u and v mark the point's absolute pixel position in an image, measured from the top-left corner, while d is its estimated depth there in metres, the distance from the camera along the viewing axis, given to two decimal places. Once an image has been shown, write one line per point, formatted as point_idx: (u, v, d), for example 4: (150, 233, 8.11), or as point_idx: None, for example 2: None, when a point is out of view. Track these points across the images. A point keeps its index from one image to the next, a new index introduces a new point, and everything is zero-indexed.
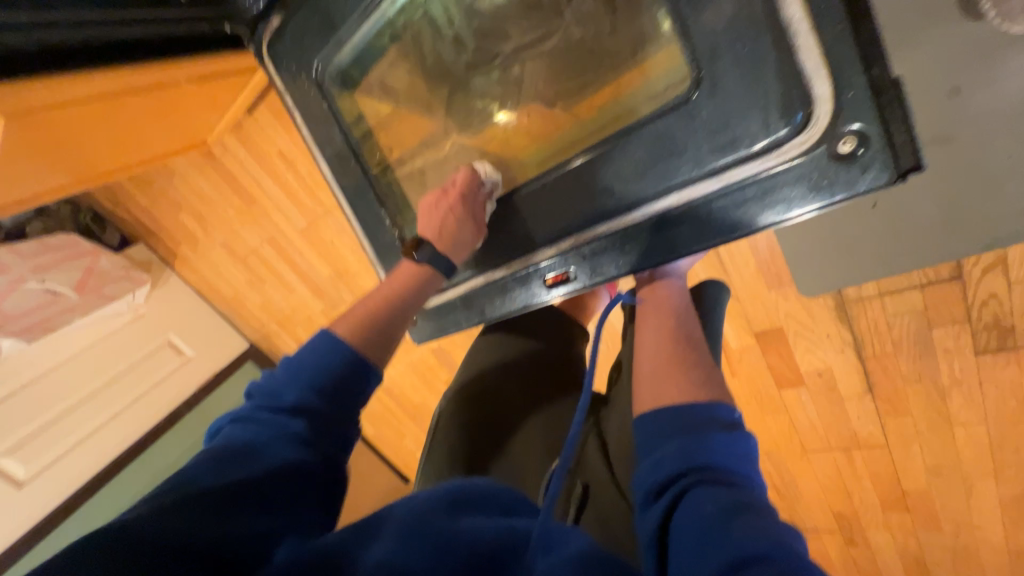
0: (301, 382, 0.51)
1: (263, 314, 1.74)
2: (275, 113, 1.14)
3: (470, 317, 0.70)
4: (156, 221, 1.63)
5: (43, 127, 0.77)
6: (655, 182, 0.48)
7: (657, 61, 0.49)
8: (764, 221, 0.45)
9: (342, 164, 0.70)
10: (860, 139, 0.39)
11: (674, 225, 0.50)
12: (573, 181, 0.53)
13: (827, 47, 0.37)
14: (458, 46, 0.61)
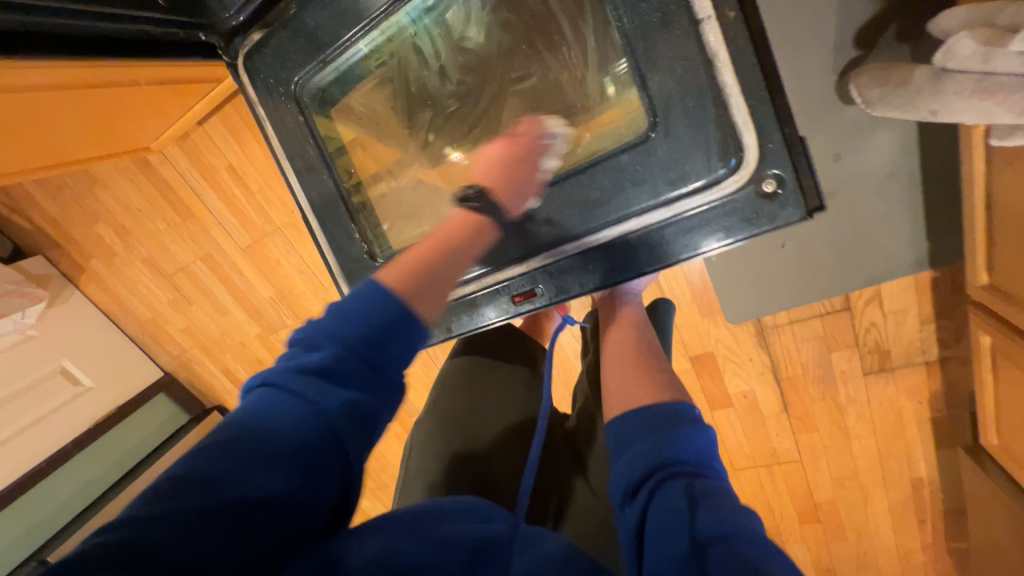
0: (339, 335, 0.41)
1: (186, 339, 1.58)
2: (229, 127, 1.10)
3: (435, 333, 0.71)
4: (63, 232, 1.45)
5: None
6: (617, 209, 0.55)
7: (614, 108, 0.57)
8: (707, 246, 0.53)
9: (311, 179, 0.69)
10: (779, 182, 0.49)
11: (632, 247, 0.56)
12: (542, 205, 0.59)
13: (753, 108, 0.47)
14: (442, 77, 0.67)
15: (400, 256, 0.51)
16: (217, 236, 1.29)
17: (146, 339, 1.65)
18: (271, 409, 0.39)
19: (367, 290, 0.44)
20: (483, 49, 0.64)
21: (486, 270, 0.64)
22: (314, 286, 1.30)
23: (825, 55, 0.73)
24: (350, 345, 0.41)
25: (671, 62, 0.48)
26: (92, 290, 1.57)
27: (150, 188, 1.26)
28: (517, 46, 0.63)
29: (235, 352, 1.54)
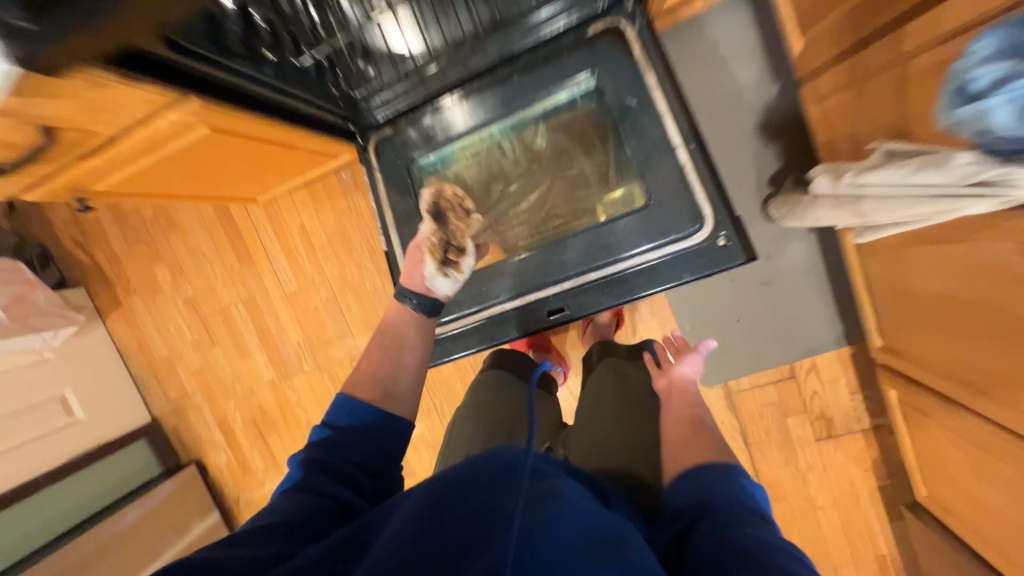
0: (332, 444, 0.66)
1: (195, 381, 1.63)
2: (312, 197, 1.38)
3: (480, 341, 0.91)
4: (117, 270, 1.60)
5: (182, 176, 0.88)
6: (625, 249, 0.82)
7: (620, 188, 0.86)
8: (686, 276, 0.80)
9: (404, 220, 0.95)
10: (728, 238, 0.78)
11: (636, 276, 0.82)
12: (572, 245, 0.85)
13: (709, 193, 0.79)
14: (511, 164, 0.96)
15: (358, 361, 0.77)
16: (267, 282, 1.48)
17: (149, 381, 1.67)
18: (286, 495, 0.58)
19: (344, 410, 0.70)
20: (539, 150, 0.95)
21: (530, 290, 0.87)
22: (343, 333, 1.45)
23: (754, 189, 1.11)
24: (338, 450, 0.65)
25: (661, 165, 0.81)
26: (116, 326, 1.65)
27: (219, 238, 1.48)
28: (563, 151, 0.94)
29: (242, 397, 1.60)
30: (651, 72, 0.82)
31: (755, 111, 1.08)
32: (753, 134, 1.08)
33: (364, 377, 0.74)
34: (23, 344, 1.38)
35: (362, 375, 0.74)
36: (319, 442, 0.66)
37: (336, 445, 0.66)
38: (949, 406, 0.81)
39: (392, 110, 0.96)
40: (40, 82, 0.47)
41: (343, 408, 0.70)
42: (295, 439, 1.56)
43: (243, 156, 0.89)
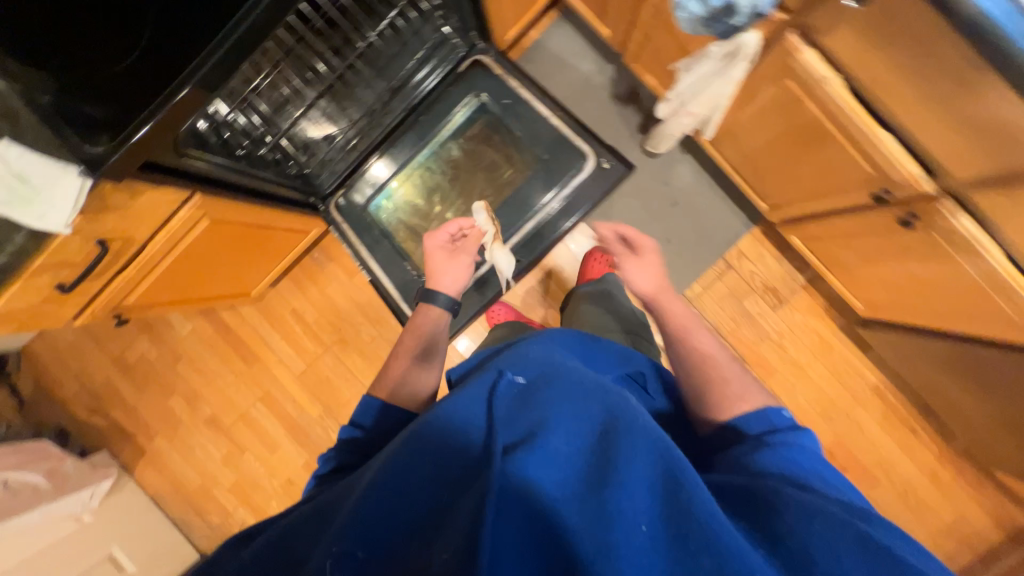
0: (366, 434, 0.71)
1: (234, 498, 1.67)
2: (296, 283, 1.59)
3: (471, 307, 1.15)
4: (136, 419, 1.69)
5: (193, 269, 1.05)
6: (544, 196, 1.10)
7: (523, 160, 1.13)
8: (592, 195, 1.08)
9: (377, 248, 1.18)
10: (608, 159, 1.07)
11: (560, 211, 1.09)
12: (506, 211, 1.12)
13: (582, 136, 1.08)
14: (439, 179, 1.22)
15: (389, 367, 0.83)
16: (278, 372, 1.62)
17: (189, 517, 1.69)
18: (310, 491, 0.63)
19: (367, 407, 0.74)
20: (455, 160, 1.21)
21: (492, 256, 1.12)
22: (358, 390, 1.59)
23: (632, 140, 1.42)
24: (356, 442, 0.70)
25: (542, 131, 1.10)
26: (147, 475, 1.70)
27: (225, 350, 1.63)
28: (473, 154, 1.20)
29: (283, 493, 1.64)
30: (510, 77, 1.13)
31: (607, 87, 1.42)
32: (612, 103, 1.42)
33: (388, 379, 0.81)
34: (65, 508, 1.39)
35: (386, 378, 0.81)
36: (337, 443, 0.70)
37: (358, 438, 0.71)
38: (821, 218, 1.07)
39: (338, 174, 1.24)
40: (111, 188, 0.69)
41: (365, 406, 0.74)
42: None
43: (240, 239, 1.09)
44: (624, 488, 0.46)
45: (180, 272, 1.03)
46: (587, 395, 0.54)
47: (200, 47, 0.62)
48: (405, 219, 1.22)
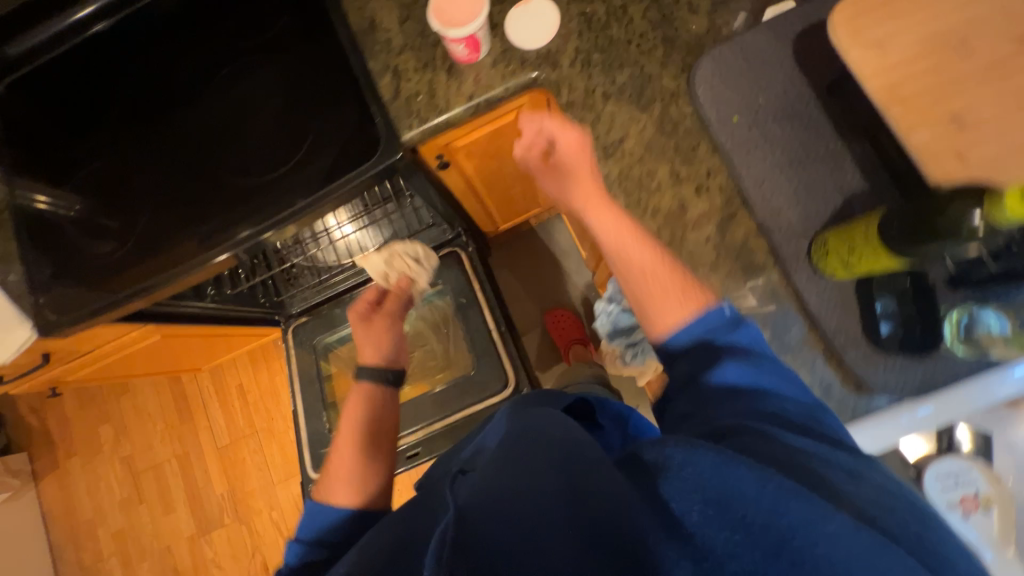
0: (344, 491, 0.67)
1: (110, 545, 1.69)
2: (251, 361, 1.68)
3: None
4: (64, 431, 1.76)
5: (131, 361, 1.15)
6: (454, 405, 1.11)
7: (457, 367, 1.19)
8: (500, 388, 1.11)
9: (304, 390, 1.22)
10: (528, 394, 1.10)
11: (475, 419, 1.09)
12: (440, 417, 1.10)
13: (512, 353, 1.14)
14: None
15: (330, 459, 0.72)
16: (203, 438, 1.68)
17: (64, 546, 1.70)
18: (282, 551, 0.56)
19: (321, 516, 0.64)
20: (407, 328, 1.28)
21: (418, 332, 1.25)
22: (264, 482, 1.63)
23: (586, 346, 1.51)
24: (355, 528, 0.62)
25: (482, 344, 1.15)
26: (48, 489, 1.74)
27: (166, 398, 1.71)
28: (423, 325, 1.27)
29: (154, 561, 1.65)
30: (475, 282, 1.21)
31: (579, 287, 1.53)
32: (579, 304, 1.52)
33: (335, 480, 0.68)
34: None
35: (337, 477, 0.69)
36: (324, 544, 0.60)
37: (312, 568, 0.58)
38: None
39: (308, 303, 1.31)
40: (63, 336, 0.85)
41: (327, 516, 0.63)
42: None
43: (186, 341, 1.19)
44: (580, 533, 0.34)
45: (114, 365, 1.12)
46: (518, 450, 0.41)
47: None
48: (338, 362, 1.28)
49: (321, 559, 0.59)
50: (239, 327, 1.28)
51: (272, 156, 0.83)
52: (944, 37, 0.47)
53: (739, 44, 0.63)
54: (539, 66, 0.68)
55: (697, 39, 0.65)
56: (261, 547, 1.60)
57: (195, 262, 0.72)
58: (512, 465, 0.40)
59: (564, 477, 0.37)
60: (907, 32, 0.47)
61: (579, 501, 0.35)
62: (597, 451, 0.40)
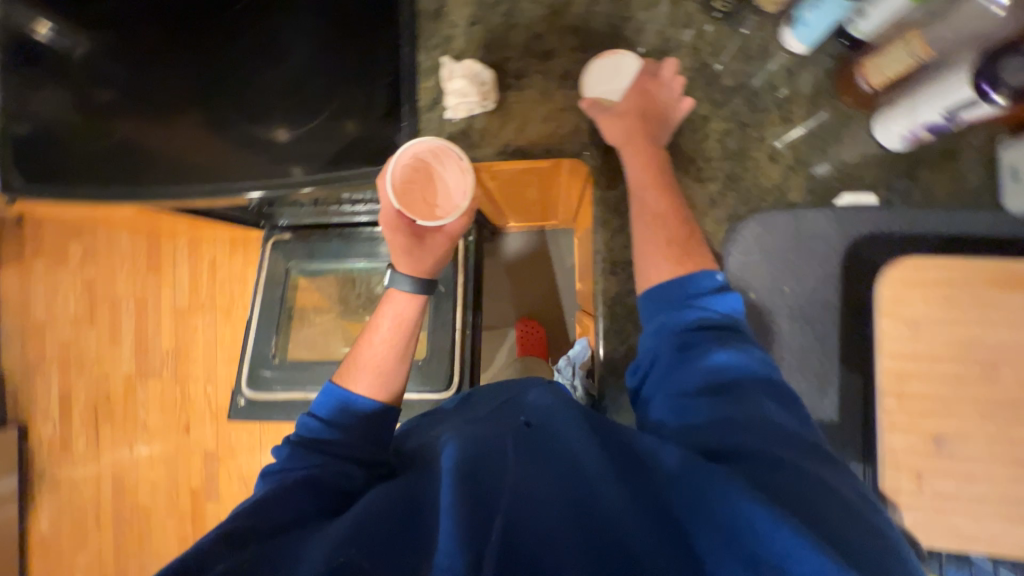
0: (328, 429, 0.69)
1: (53, 350, 1.78)
2: (231, 242, 1.69)
3: (291, 411, 1.19)
4: (35, 228, 1.77)
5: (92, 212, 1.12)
6: None
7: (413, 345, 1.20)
8: (442, 386, 1.13)
9: (266, 308, 1.25)
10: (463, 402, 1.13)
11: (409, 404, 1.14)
12: None
13: (466, 359, 1.16)
14: (360, 292, 1.29)
15: (345, 368, 0.78)
16: (164, 292, 1.72)
17: (13, 336, 1.79)
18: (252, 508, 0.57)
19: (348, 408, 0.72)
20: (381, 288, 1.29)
21: None
22: (208, 357, 1.70)
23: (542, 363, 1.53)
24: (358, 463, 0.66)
25: (441, 339, 1.15)
26: (8, 276, 1.79)
27: (140, 243, 1.72)
28: None
29: (89, 381, 1.76)
30: (460, 276, 1.19)
31: (559, 309, 1.52)
32: (554, 323, 1.51)
33: (359, 370, 0.75)
34: None
35: (361, 370, 0.76)
36: (316, 479, 0.62)
37: (326, 486, 0.62)
38: None
39: (295, 221, 1.30)
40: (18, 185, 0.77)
41: (349, 408, 0.71)
42: (128, 433, 1.73)
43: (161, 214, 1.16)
44: (585, 505, 0.47)
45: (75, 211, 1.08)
46: (529, 449, 0.53)
47: (127, 174, 0.70)
48: (308, 291, 1.31)
49: (335, 437, 0.68)
50: (217, 217, 1.25)
51: (273, 75, 0.69)
52: (966, 347, 0.56)
53: (801, 221, 0.59)
54: (592, 146, 0.62)
55: (763, 190, 0.60)
56: (189, 410, 1.71)
57: (168, 196, 0.69)
58: (539, 461, 0.51)
59: (565, 470, 0.50)
60: (942, 330, 0.56)
61: (580, 485, 0.49)
62: (578, 435, 0.53)
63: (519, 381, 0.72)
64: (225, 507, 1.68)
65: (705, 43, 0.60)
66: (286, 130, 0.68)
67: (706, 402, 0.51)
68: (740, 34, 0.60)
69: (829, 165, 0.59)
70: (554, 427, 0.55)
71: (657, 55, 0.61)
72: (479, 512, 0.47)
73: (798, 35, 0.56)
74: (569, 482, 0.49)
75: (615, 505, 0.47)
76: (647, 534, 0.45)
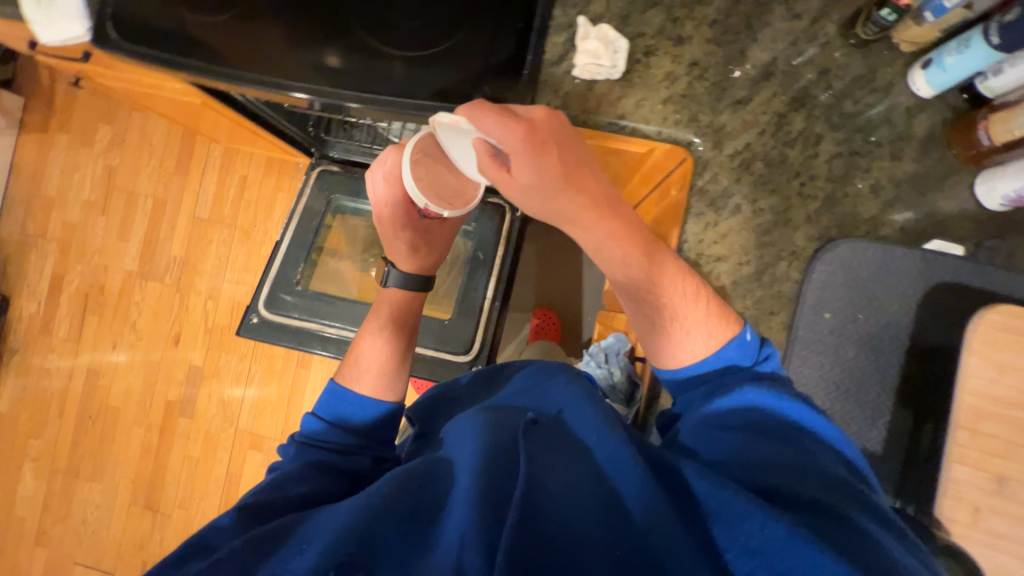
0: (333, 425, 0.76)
1: (55, 230, 1.71)
2: (268, 165, 1.66)
3: (304, 341, 1.17)
4: (67, 104, 1.71)
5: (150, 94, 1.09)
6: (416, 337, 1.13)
7: (440, 304, 1.19)
8: (463, 350, 1.13)
9: (300, 235, 1.22)
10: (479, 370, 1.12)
11: (427, 359, 1.13)
12: None
13: (491, 329, 1.15)
14: None
15: (347, 368, 0.84)
16: (186, 198, 1.68)
17: (17, 207, 1.72)
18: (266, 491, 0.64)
19: (348, 404, 0.78)
20: None
21: None
22: (216, 273, 1.66)
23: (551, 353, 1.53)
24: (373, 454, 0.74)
25: (470, 303, 1.15)
26: (26, 146, 1.72)
27: (173, 143, 1.68)
28: None
29: (87, 271, 1.70)
30: (501, 247, 1.18)
31: (580, 304, 1.52)
32: (572, 317, 1.52)
33: (360, 369, 0.82)
34: None
35: (361, 368, 0.82)
36: (325, 469, 0.69)
37: (333, 470, 0.70)
38: None
39: (347, 156, 1.28)
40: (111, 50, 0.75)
41: (350, 403, 0.78)
42: (113, 332, 1.68)
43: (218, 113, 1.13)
44: (599, 510, 0.51)
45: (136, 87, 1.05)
46: (554, 447, 0.57)
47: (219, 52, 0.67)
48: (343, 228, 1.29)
49: (337, 432, 0.75)
50: (271, 131, 1.22)
51: None
52: None
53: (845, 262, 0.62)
54: (704, 134, 0.63)
55: (858, 219, 0.63)
56: (183, 322, 1.66)
57: (266, 84, 0.67)
58: (557, 457, 0.56)
59: (587, 475, 0.54)
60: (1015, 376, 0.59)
61: (603, 492, 0.53)
62: (600, 439, 0.57)
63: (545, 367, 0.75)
64: (198, 426, 1.64)
65: (840, 64, 0.62)
66: (387, 47, 0.66)
67: (725, 439, 0.56)
68: (872, 63, 0.62)
69: (909, 215, 0.63)
70: (579, 433, 0.59)
71: (786, 65, 0.62)
72: (498, 504, 0.50)
73: (930, 78, 0.59)
74: (589, 488, 0.53)
75: (638, 512, 0.50)
76: (674, 539, 0.47)
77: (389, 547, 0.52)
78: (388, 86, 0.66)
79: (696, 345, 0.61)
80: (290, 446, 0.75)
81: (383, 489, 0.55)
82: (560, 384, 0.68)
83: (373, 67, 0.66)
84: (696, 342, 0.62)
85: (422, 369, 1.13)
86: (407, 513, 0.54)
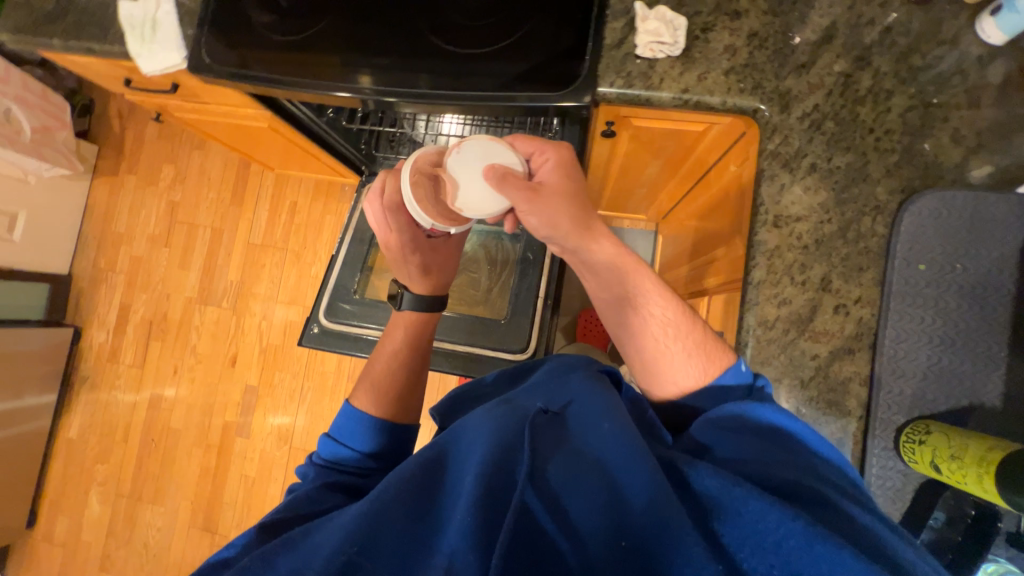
0: (346, 447, 0.74)
1: (122, 264, 1.83)
2: (316, 189, 1.75)
3: (363, 349, 1.20)
4: (136, 148, 1.87)
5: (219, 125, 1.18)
6: (472, 337, 1.15)
7: (493, 304, 1.21)
8: (520, 348, 1.13)
9: (354, 247, 1.27)
10: None
11: (484, 358, 1.14)
12: (449, 340, 1.15)
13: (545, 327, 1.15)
14: None
15: (353, 391, 0.83)
16: (242, 226, 1.78)
17: (90, 245, 1.86)
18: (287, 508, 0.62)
19: (355, 426, 0.76)
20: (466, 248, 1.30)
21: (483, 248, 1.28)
22: (270, 294, 1.73)
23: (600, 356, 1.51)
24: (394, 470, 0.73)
25: (523, 302, 1.16)
26: (99, 188, 1.88)
27: (230, 176, 1.80)
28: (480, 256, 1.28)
29: (150, 300, 1.80)
30: None
31: None
32: None
33: (364, 391, 0.81)
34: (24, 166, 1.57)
35: (365, 389, 0.81)
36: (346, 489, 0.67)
37: (351, 490, 0.68)
38: None
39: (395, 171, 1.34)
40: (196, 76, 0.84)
41: (355, 425, 0.76)
42: (175, 356, 1.76)
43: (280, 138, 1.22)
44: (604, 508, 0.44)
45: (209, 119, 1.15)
46: (553, 436, 0.49)
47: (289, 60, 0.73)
48: None
49: (350, 454, 0.73)
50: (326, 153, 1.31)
51: None
52: None
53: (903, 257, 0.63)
54: (770, 100, 0.65)
55: (940, 167, 0.63)
56: (240, 343, 1.73)
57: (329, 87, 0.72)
58: (564, 449, 0.48)
59: (593, 468, 0.47)
60: None
61: (609, 486, 0.45)
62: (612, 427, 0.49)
63: (560, 355, 0.70)
64: (253, 445, 1.67)
65: (901, 21, 0.65)
66: (449, 45, 0.70)
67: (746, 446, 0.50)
68: (933, 17, 0.65)
69: (991, 168, 0.63)
70: (585, 419, 0.51)
71: (848, 26, 0.65)
72: (494, 503, 0.44)
73: (1002, 24, 0.61)
74: (598, 482, 0.46)
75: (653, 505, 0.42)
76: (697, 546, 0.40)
77: (389, 550, 0.44)
78: (451, 80, 0.70)
79: (693, 370, 0.62)
80: (304, 471, 0.73)
81: (375, 489, 0.48)
82: (572, 372, 0.62)
83: (439, 63, 0.70)
84: (693, 367, 0.62)
85: (480, 369, 1.14)
86: (401, 509, 0.46)
